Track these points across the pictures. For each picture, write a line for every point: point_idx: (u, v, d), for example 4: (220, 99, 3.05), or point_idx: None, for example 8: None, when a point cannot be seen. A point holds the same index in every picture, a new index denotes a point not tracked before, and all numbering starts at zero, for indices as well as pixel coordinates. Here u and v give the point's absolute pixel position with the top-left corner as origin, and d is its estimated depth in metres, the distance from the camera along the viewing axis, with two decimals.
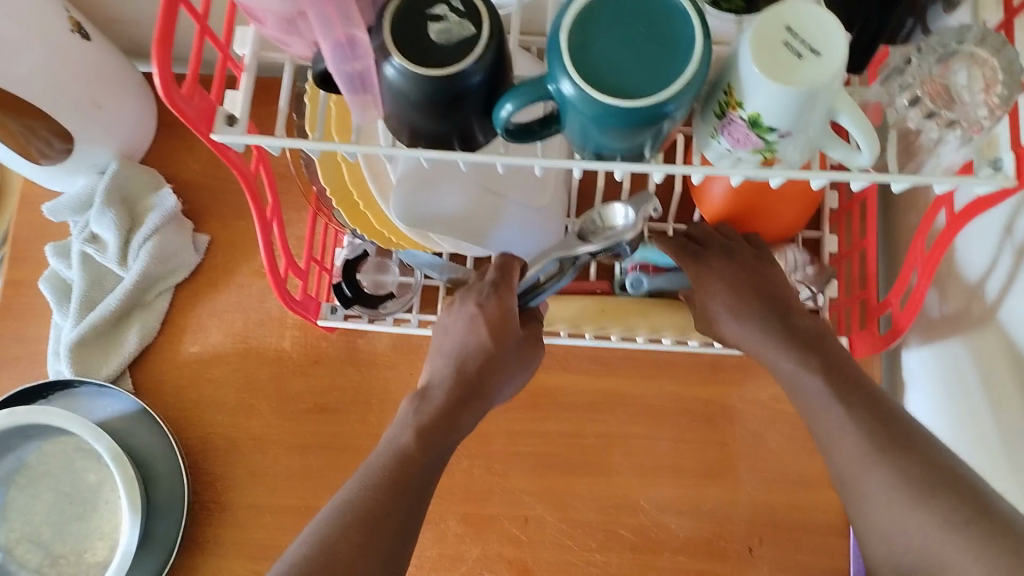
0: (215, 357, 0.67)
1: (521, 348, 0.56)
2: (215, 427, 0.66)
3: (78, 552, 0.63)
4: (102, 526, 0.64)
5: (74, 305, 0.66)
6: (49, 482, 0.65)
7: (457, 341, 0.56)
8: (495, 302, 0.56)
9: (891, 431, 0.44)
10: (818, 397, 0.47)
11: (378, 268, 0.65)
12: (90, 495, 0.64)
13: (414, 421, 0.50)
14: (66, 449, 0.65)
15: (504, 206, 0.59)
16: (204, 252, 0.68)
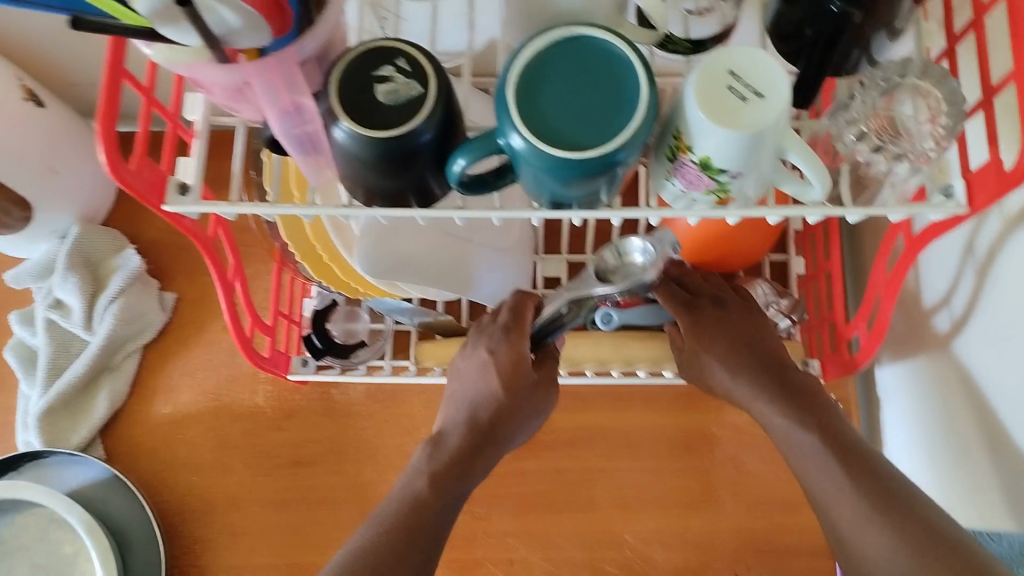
0: (188, 417, 0.66)
1: (535, 395, 0.53)
2: (192, 489, 0.64)
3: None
4: None
5: (41, 373, 0.65)
6: (23, 556, 0.63)
7: (468, 389, 0.53)
8: (507, 349, 0.52)
9: (893, 499, 0.42)
10: (813, 453, 0.46)
11: (348, 317, 0.64)
12: (67, 567, 0.63)
13: (426, 468, 0.49)
14: (39, 521, 0.64)
15: (473, 247, 0.59)
16: (171, 310, 0.68)
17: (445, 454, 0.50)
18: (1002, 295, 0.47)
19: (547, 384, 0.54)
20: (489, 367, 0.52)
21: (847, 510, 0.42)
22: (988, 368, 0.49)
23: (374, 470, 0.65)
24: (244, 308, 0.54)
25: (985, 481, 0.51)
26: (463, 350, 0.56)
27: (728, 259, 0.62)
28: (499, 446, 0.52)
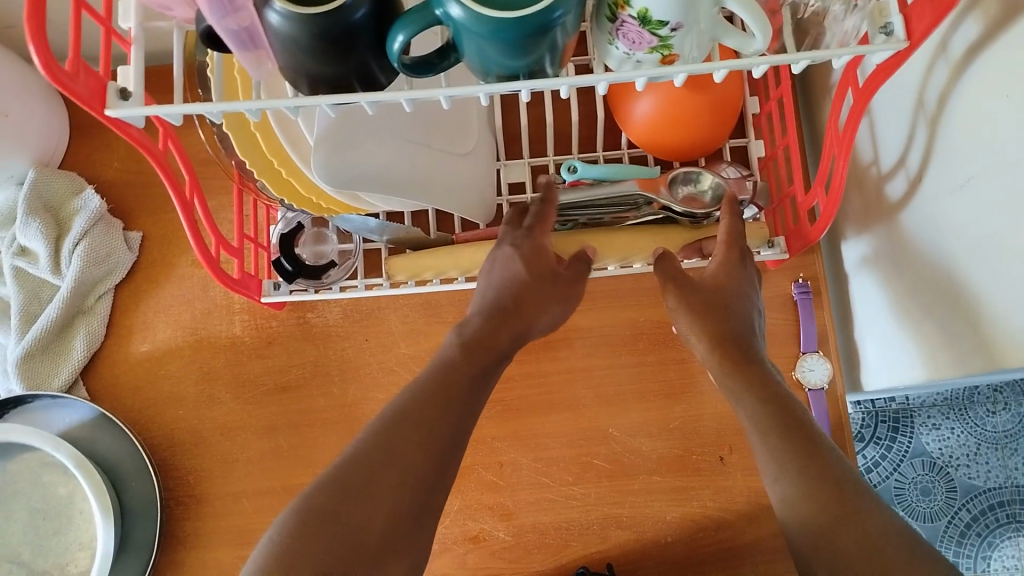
0: (168, 352, 0.66)
1: (559, 294, 0.57)
2: (178, 423, 0.65)
3: (61, 565, 0.63)
4: (80, 536, 0.63)
5: (15, 321, 0.65)
6: (18, 501, 0.64)
7: (493, 277, 0.56)
8: (530, 243, 0.56)
9: (802, 439, 0.46)
10: (745, 400, 0.49)
11: (316, 240, 0.65)
12: (63, 507, 0.64)
13: (461, 343, 0.52)
14: (30, 465, 0.64)
15: (433, 151, 0.58)
16: (138, 249, 0.67)
17: (478, 330, 0.53)
18: (956, 142, 0.48)
19: (570, 284, 0.57)
20: (515, 256, 0.55)
21: (750, 410, 0.48)
22: (944, 220, 0.50)
23: (359, 388, 0.66)
24: (207, 229, 0.54)
25: (947, 333, 0.52)
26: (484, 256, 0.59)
27: (689, 148, 0.63)
28: (523, 324, 0.55)
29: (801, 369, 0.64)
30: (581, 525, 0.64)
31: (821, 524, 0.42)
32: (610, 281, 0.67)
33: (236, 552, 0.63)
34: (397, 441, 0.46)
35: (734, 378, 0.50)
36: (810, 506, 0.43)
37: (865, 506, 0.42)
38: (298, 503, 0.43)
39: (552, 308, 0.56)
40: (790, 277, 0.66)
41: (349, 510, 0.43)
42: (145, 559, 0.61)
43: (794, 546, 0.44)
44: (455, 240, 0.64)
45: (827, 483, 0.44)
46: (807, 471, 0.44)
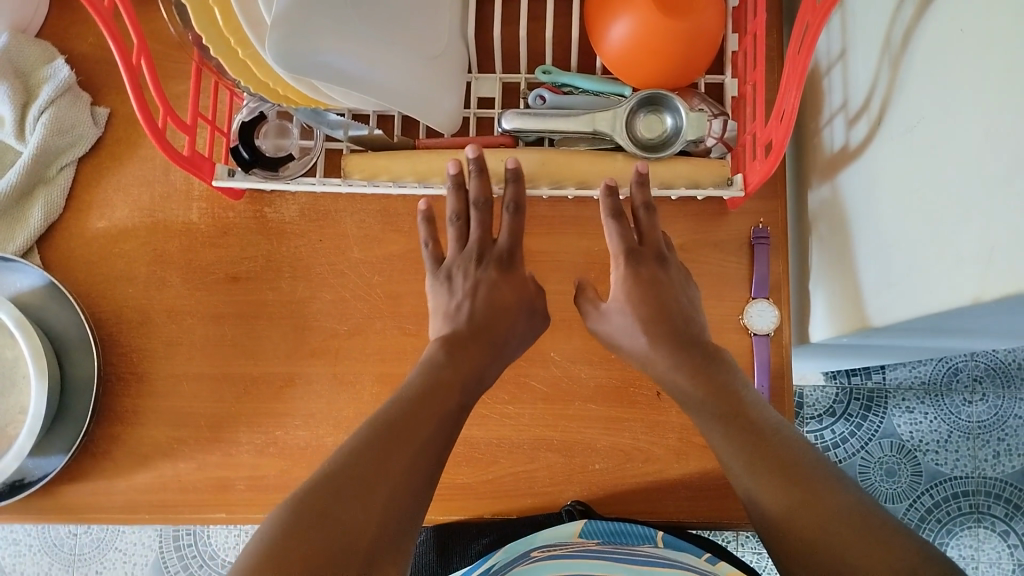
0: (124, 231, 0.66)
1: (531, 316, 0.61)
2: (128, 301, 0.66)
3: (1, 426, 0.64)
4: (20, 400, 0.64)
5: None
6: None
7: (480, 298, 0.60)
8: (513, 267, 0.62)
9: (755, 424, 0.51)
10: (693, 398, 0.54)
11: (279, 132, 0.64)
12: (8, 370, 0.65)
13: (448, 364, 0.54)
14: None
15: (406, 59, 0.58)
16: (104, 125, 0.67)
17: (467, 348, 0.56)
18: (913, 82, 0.47)
19: (540, 311, 0.62)
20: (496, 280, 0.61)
21: (704, 407, 0.53)
22: (893, 164, 0.49)
23: (307, 286, 0.66)
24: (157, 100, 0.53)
25: (882, 282, 0.52)
26: (438, 275, 0.62)
27: (660, 79, 0.61)
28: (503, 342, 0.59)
29: (748, 313, 0.63)
30: (513, 443, 0.65)
31: (780, 509, 0.47)
32: (570, 209, 0.66)
33: (172, 431, 0.65)
34: (386, 450, 0.47)
35: (688, 379, 0.55)
36: (772, 492, 0.47)
37: (825, 487, 0.47)
38: (291, 502, 0.44)
39: (526, 330, 0.61)
40: (749, 222, 0.64)
41: (338, 508, 0.43)
42: (78, 428, 0.63)
43: (766, 530, 0.48)
44: (417, 146, 0.63)
45: (790, 464, 0.48)
46: (754, 474, 0.49)
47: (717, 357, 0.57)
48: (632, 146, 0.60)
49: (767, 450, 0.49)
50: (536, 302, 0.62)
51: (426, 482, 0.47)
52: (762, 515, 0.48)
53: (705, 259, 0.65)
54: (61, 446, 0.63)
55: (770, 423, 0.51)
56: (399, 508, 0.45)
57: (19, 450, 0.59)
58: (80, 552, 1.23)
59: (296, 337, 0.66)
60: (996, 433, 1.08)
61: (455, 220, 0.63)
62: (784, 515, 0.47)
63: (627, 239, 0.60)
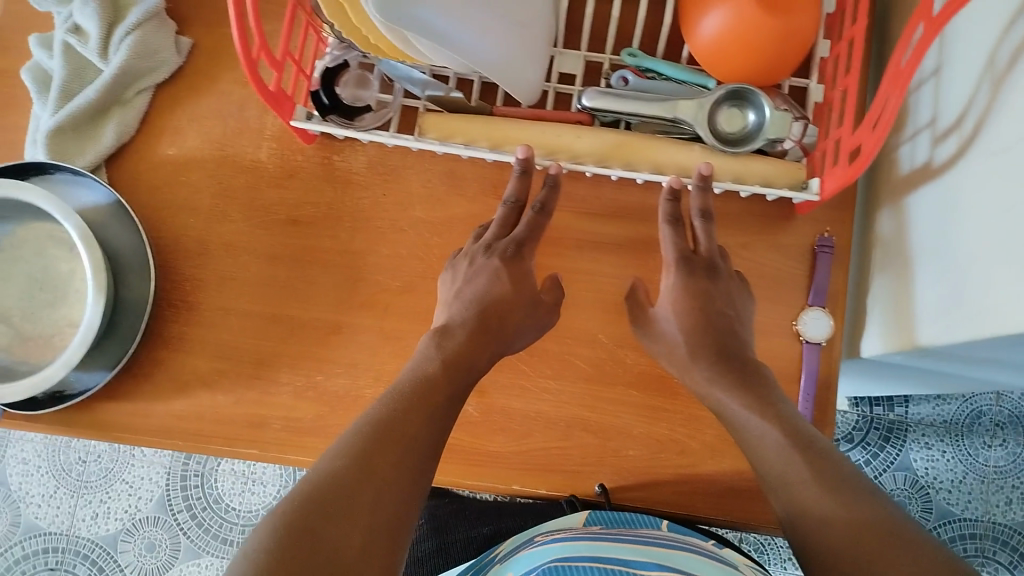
0: (193, 160, 0.67)
1: (535, 308, 0.62)
2: (188, 231, 0.66)
3: (47, 336, 0.65)
4: (70, 314, 0.65)
5: (54, 93, 0.64)
6: (25, 267, 0.65)
7: (477, 284, 0.62)
8: (519, 261, 0.63)
9: (803, 438, 0.52)
10: (735, 409, 0.56)
11: (359, 82, 0.64)
12: (62, 282, 0.65)
13: (438, 355, 0.57)
14: (42, 236, 0.65)
15: (506, 31, 0.58)
16: (186, 55, 0.67)
17: (464, 342, 0.58)
18: (1015, 103, 0.46)
19: (546, 303, 0.63)
20: (500, 272, 0.62)
21: (746, 414, 0.55)
22: (982, 185, 0.49)
23: (364, 239, 0.66)
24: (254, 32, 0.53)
25: (954, 301, 0.51)
26: (458, 258, 0.64)
27: (747, 77, 0.60)
28: (504, 342, 0.61)
29: (801, 320, 0.63)
30: (549, 420, 0.65)
31: (823, 514, 0.47)
32: (636, 195, 0.66)
33: (216, 363, 0.66)
34: (372, 465, 0.47)
35: (731, 382, 0.57)
36: (818, 500, 0.48)
37: (869, 499, 0.47)
38: (273, 517, 0.43)
39: (530, 330, 0.62)
40: (815, 229, 0.64)
41: (323, 527, 0.43)
42: (124, 349, 0.63)
43: (805, 541, 0.47)
44: (492, 112, 0.63)
45: (834, 476, 0.49)
46: (789, 482, 0.50)
47: (760, 378, 0.58)
48: (712, 138, 0.60)
49: (808, 462, 0.50)
50: (539, 296, 0.63)
51: (411, 484, 0.48)
52: (801, 524, 0.48)
53: (764, 261, 0.65)
54: (105, 363, 0.63)
55: (806, 430, 0.53)
56: (380, 528, 0.44)
57: (67, 360, 0.59)
58: (87, 480, 1.24)
59: (347, 287, 0.66)
60: (1011, 480, 1.07)
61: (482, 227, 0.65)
62: (814, 511, 0.47)
63: (681, 246, 0.62)
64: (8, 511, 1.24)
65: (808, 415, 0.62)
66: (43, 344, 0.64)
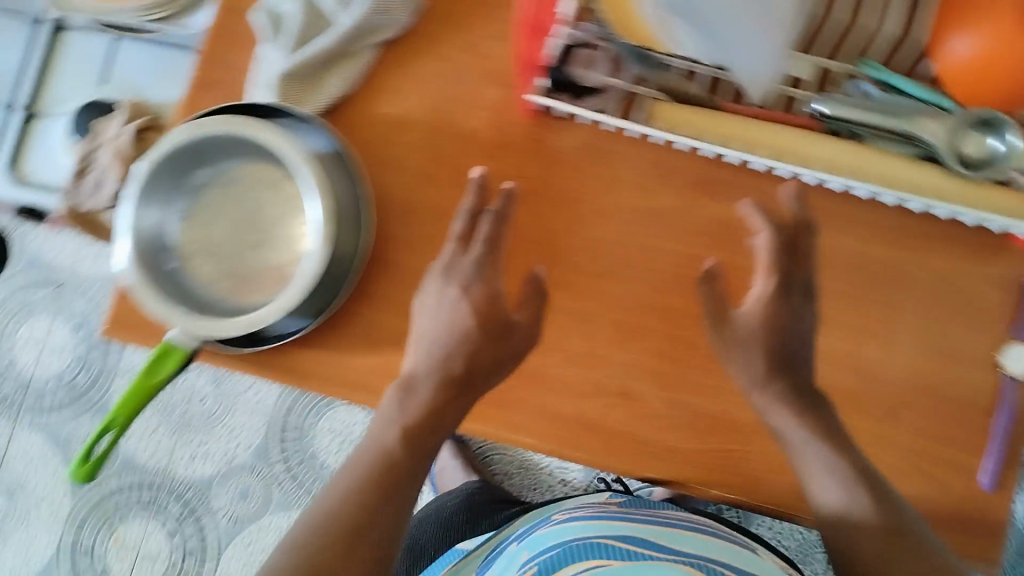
0: (409, 120, 0.67)
1: (513, 355, 0.60)
2: (396, 189, 0.67)
3: (251, 278, 0.65)
4: (275, 258, 0.65)
5: (290, 37, 0.64)
6: (236, 205, 0.66)
7: (448, 310, 0.59)
8: (481, 287, 0.60)
9: (875, 488, 0.58)
10: (796, 435, 0.59)
11: (588, 63, 0.62)
12: (269, 226, 0.65)
13: (400, 422, 0.58)
14: (258, 177, 0.66)
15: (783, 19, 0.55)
16: (415, 16, 0.67)
17: (425, 404, 0.58)
18: None
19: (518, 323, 0.60)
20: (466, 306, 0.59)
21: (806, 441, 0.59)
22: None
23: (568, 218, 0.66)
24: None
25: None
26: (444, 269, 0.60)
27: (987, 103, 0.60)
28: (479, 391, 0.60)
29: (1002, 354, 0.63)
30: (734, 421, 0.64)
31: (875, 561, 0.57)
32: (854, 205, 0.64)
33: (410, 324, 0.66)
34: (382, 500, 0.56)
35: (792, 418, 0.59)
36: (873, 530, 0.57)
37: (924, 549, 0.56)
38: (293, 545, 0.54)
39: (504, 371, 0.60)
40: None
41: (337, 560, 0.53)
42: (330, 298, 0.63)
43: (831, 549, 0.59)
44: (721, 105, 0.62)
45: (907, 543, 0.56)
46: (857, 536, 0.57)
47: (824, 410, 0.60)
48: (952, 161, 0.59)
49: (892, 528, 0.57)
50: (513, 319, 0.60)
51: (399, 515, 0.57)
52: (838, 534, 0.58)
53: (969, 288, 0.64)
54: (309, 311, 0.62)
55: (880, 484, 0.59)
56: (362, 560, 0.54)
57: (286, 303, 0.60)
58: (190, 420, 1.26)
59: (546, 265, 0.66)
60: None
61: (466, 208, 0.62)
62: (847, 523, 0.58)
63: None
64: None
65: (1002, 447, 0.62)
66: (246, 285, 0.65)
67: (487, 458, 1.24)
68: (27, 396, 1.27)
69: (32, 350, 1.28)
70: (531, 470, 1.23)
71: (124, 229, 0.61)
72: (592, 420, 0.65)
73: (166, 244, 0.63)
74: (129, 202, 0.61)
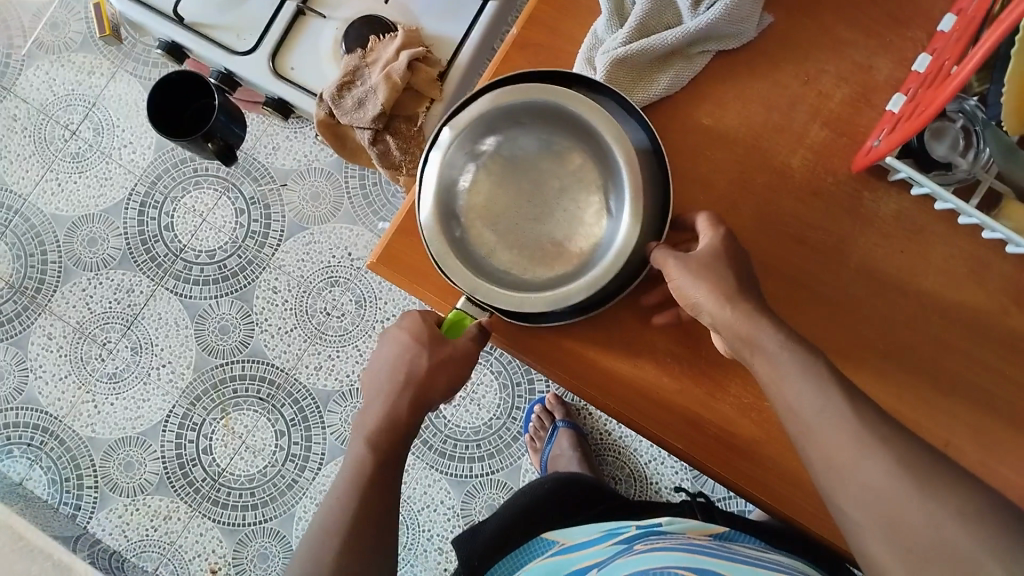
0: (725, 139, 0.64)
1: (459, 367, 0.63)
2: (694, 207, 0.64)
3: (532, 253, 0.63)
4: (556, 234, 0.63)
5: (631, 24, 0.62)
6: (522, 173, 0.64)
7: (392, 342, 0.65)
8: (417, 310, 0.64)
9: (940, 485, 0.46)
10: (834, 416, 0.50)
11: (939, 131, 0.60)
12: (552, 202, 0.63)
13: (369, 437, 0.64)
14: (545, 148, 0.63)
15: None
16: (761, 32, 0.63)
17: (391, 417, 0.63)
18: None
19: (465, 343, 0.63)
20: (401, 329, 0.64)
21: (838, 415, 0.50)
22: None
23: (863, 288, 0.63)
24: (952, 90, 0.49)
25: None
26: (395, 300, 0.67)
27: None
28: (439, 399, 0.64)
29: None
30: None
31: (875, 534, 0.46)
32: None
33: (672, 347, 0.64)
34: (362, 507, 0.61)
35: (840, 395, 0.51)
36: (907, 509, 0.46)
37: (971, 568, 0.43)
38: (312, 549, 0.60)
39: (458, 378, 0.64)
40: None
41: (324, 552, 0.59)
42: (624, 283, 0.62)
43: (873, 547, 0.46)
44: None
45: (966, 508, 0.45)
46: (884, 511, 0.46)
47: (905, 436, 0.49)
48: None
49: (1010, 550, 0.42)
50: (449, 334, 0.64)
51: (378, 493, 0.62)
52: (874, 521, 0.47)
53: None
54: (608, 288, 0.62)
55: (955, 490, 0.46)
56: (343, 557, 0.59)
57: (589, 283, 0.60)
58: (327, 331, 1.27)
59: (826, 325, 0.63)
60: None
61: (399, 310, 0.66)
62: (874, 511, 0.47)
63: None
64: (243, 328, 1.28)
65: None
66: (528, 259, 0.63)
67: (600, 455, 1.24)
68: (178, 263, 1.29)
69: (194, 220, 1.29)
70: (640, 481, 1.22)
71: (430, 190, 0.62)
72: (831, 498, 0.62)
73: (452, 210, 0.62)
74: (438, 162, 0.61)
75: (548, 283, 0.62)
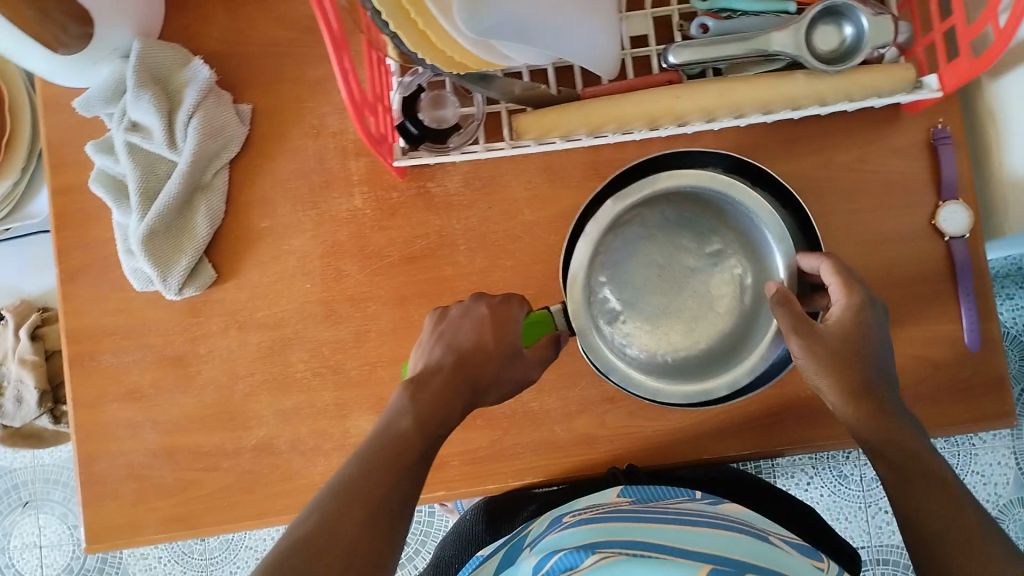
0: (289, 225, 0.64)
1: (518, 369, 0.52)
2: (307, 296, 0.64)
3: (664, 336, 0.61)
4: (678, 311, 0.62)
5: (136, 198, 0.62)
6: (673, 276, 0.62)
7: (469, 329, 0.52)
8: (503, 309, 0.53)
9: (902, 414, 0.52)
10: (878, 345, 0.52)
11: (435, 103, 0.62)
12: (685, 278, 0.62)
13: (414, 408, 0.47)
14: (683, 222, 0.62)
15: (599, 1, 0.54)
16: (249, 122, 0.64)
17: (424, 399, 0.47)
18: None
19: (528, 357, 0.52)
20: (487, 319, 0.52)
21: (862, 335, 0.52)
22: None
23: (485, 257, 0.63)
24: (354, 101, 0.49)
25: None
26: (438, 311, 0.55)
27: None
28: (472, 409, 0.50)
29: (939, 217, 0.61)
30: None
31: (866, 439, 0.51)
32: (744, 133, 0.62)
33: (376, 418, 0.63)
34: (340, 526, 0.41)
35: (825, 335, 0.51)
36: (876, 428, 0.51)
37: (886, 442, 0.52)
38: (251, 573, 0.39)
39: (507, 390, 0.52)
40: (926, 122, 0.61)
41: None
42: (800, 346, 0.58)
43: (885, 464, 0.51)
44: (583, 96, 0.60)
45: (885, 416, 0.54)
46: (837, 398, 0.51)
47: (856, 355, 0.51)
48: (818, 65, 0.56)
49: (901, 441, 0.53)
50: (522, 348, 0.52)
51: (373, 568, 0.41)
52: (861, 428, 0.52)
53: (884, 166, 0.62)
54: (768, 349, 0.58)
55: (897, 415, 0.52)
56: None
57: (750, 367, 0.56)
58: (211, 556, 1.22)
59: None
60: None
61: (456, 311, 0.54)
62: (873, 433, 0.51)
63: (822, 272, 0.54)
64: None
65: (973, 320, 0.60)
66: (655, 336, 0.61)
67: None
68: None
69: (34, 552, 1.25)
70: None
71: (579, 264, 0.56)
72: (590, 436, 0.62)
73: (613, 313, 0.61)
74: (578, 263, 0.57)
75: (714, 357, 0.60)
